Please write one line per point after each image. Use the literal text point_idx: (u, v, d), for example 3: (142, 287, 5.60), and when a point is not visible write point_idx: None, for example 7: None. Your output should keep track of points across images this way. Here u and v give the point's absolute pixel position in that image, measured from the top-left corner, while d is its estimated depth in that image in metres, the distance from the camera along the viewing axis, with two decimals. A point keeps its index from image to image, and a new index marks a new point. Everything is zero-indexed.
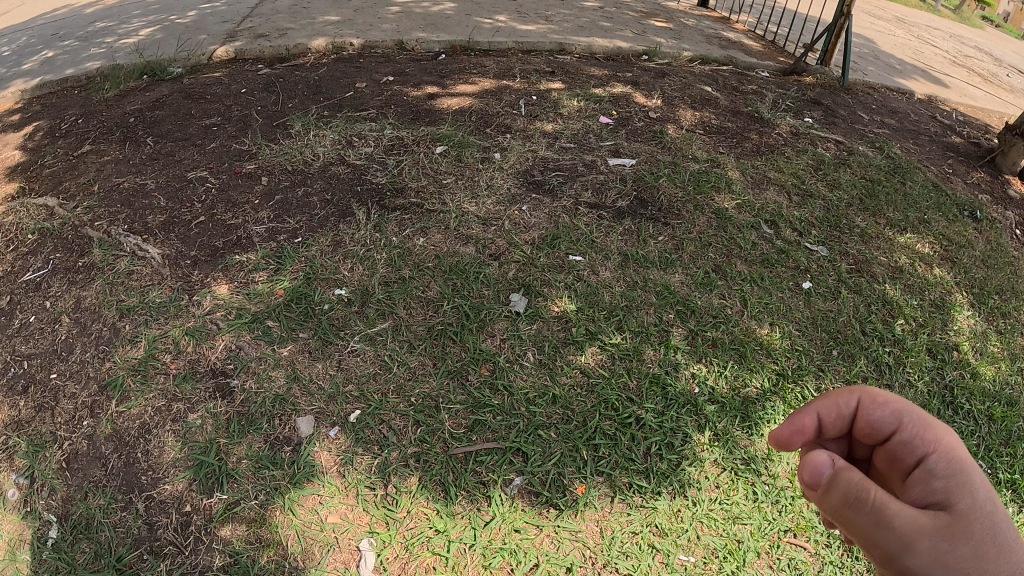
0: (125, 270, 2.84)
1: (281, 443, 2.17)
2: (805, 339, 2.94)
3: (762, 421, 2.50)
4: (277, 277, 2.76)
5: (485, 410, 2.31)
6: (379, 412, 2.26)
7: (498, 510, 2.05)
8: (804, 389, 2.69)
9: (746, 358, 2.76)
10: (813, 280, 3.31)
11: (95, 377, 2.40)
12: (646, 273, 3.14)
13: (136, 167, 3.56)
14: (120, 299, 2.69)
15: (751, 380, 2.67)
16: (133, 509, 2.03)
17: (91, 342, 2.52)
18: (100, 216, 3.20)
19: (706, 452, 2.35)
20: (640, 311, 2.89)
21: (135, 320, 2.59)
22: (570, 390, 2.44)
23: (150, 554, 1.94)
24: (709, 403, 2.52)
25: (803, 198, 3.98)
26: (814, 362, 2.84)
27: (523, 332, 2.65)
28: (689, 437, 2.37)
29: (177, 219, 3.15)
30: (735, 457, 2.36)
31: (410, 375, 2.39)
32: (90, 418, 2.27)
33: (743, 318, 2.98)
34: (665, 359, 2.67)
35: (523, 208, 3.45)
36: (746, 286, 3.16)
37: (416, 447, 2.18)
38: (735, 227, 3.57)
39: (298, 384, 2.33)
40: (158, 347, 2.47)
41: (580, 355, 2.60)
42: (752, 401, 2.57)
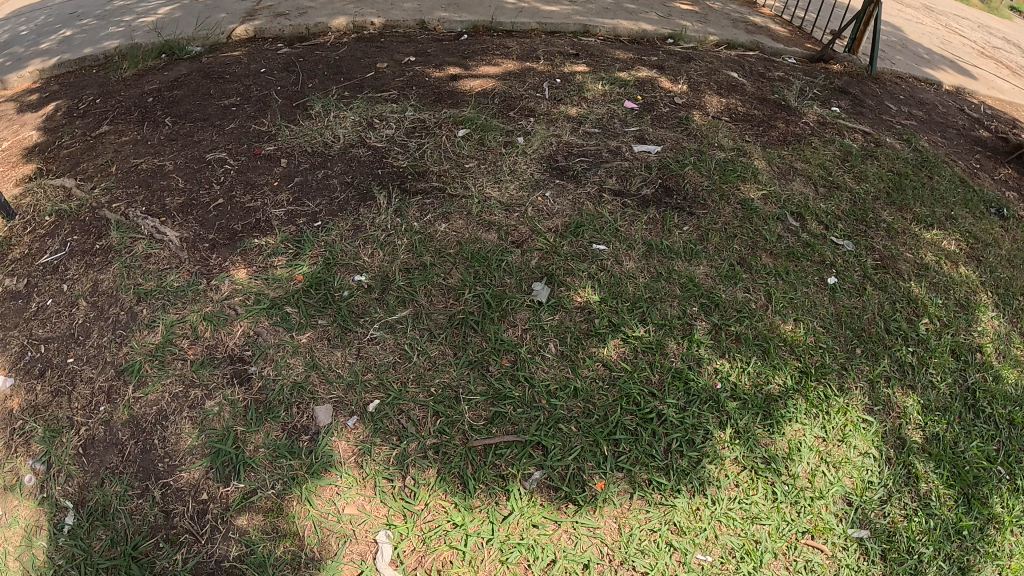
0: (142, 253, 2.82)
1: (299, 431, 2.16)
2: (829, 337, 2.88)
3: (784, 420, 2.46)
4: (296, 262, 2.73)
5: (506, 402, 2.28)
6: (398, 401, 2.23)
7: (516, 504, 2.04)
8: (828, 388, 2.64)
9: (770, 354, 2.71)
10: (839, 275, 3.24)
11: (112, 361, 2.40)
12: (670, 264, 3.09)
13: (154, 149, 3.53)
14: (138, 283, 2.67)
15: (775, 377, 2.62)
16: (150, 497, 2.04)
17: (108, 326, 2.52)
18: (117, 198, 3.18)
19: (727, 450, 2.31)
20: (663, 303, 2.84)
21: (153, 305, 2.58)
22: (592, 383, 2.40)
23: (166, 542, 1.95)
24: (732, 399, 2.47)
25: (830, 190, 3.90)
26: (837, 360, 2.79)
27: (545, 322, 2.61)
28: (710, 434, 2.33)
29: (195, 201, 3.12)
30: (756, 456, 2.32)
31: (430, 364, 2.36)
32: (107, 404, 2.27)
33: (768, 313, 2.93)
34: (688, 353, 2.62)
35: (545, 194, 3.40)
36: (771, 280, 3.11)
37: (435, 439, 2.16)
38: (761, 219, 3.51)
39: (317, 371, 2.32)
40: (175, 333, 2.46)
41: (602, 347, 2.56)
42: (775, 399, 2.53)
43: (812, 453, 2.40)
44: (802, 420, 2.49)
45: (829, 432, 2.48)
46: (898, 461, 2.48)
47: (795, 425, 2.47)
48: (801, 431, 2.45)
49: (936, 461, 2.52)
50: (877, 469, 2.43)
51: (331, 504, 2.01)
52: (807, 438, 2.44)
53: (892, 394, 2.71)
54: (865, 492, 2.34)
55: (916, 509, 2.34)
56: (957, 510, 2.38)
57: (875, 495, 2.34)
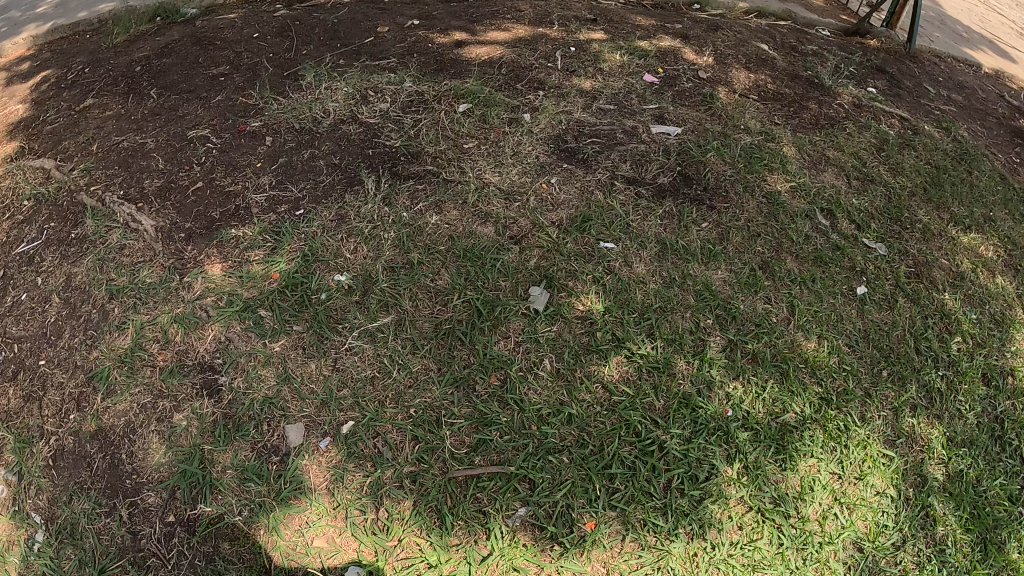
0: (117, 244, 2.65)
1: (269, 451, 2.02)
2: (854, 358, 2.66)
3: (798, 455, 2.28)
4: (275, 258, 2.55)
5: (491, 428, 2.11)
6: (375, 423, 2.07)
7: (496, 544, 1.90)
8: (848, 418, 2.44)
9: (789, 378, 2.50)
10: (869, 285, 2.99)
11: (82, 366, 2.27)
12: (684, 267, 2.85)
13: (137, 124, 3.29)
14: (111, 279, 2.51)
15: (791, 406, 2.42)
16: (117, 516, 1.94)
17: (80, 325, 2.38)
18: (96, 180, 2.98)
19: (732, 489, 2.15)
20: (672, 315, 2.62)
21: (124, 304, 2.42)
22: (589, 408, 2.23)
23: (133, 565, 1.87)
24: (742, 429, 2.29)
25: (863, 184, 3.59)
26: (862, 386, 2.56)
27: (540, 335, 2.40)
28: (715, 470, 2.17)
29: (174, 184, 2.91)
30: (763, 495, 2.16)
31: (411, 381, 2.19)
32: (77, 412, 2.16)
33: (789, 329, 2.70)
34: (696, 374, 2.43)
35: (552, 181, 3.14)
36: (795, 288, 2.87)
37: (412, 467, 2.01)
38: (787, 216, 3.24)
39: (289, 386, 2.16)
40: (145, 336, 2.32)
41: (601, 365, 2.37)
42: (791, 430, 2.34)
43: (825, 492, 2.22)
44: (818, 454, 2.31)
45: (846, 469, 2.30)
46: (917, 502, 2.29)
47: (810, 460, 2.29)
48: (815, 467, 2.28)
49: (956, 502, 2.33)
50: (893, 511, 2.25)
51: (299, 535, 1.89)
52: (821, 475, 2.26)
53: (917, 424, 2.50)
54: (878, 538, 2.17)
55: (930, 557, 2.17)
56: (974, 558, 2.21)
57: (887, 541, 2.17)
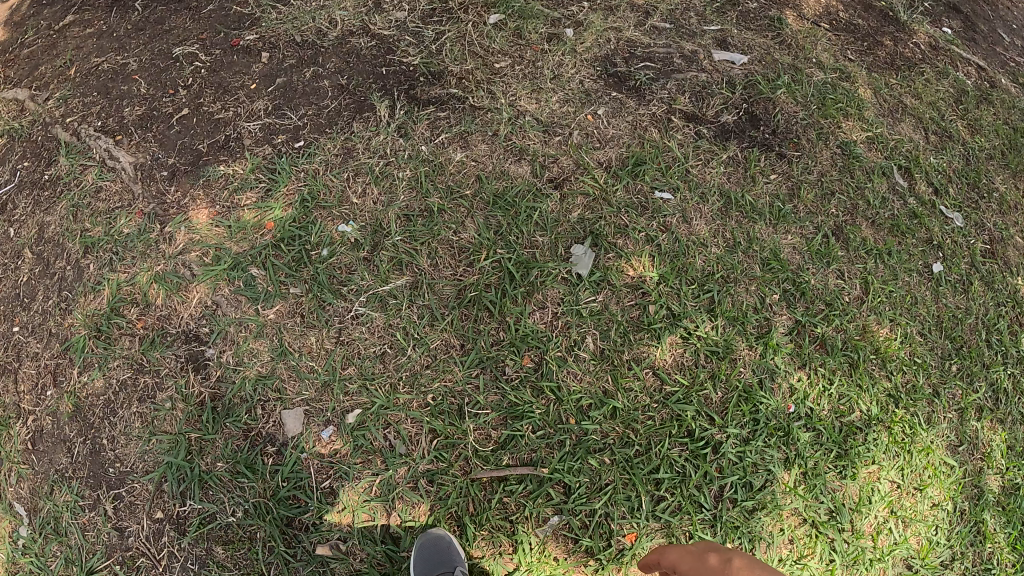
0: (92, 184, 2.42)
1: (264, 440, 1.83)
2: (926, 348, 2.29)
3: (860, 461, 2.03)
4: (269, 205, 2.26)
5: (523, 421, 1.83)
6: (385, 412, 1.80)
7: (524, 559, 1.71)
8: (914, 419, 2.14)
9: (858, 370, 2.18)
10: (945, 263, 2.55)
11: (57, 334, 2.19)
12: (750, 228, 2.42)
13: (119, 41, 2.80)
14: (85, 229, 2.34)
15: (858, 403, 2.12)
16: (101, 510, 1.97)
17: (54, 286, 2.27)
18: (72, 109, 2.62)
19: (786, 499, 1.95)
20: (735, 291, 2.24)
21: (100, 259, 2.28)
22: (635, 401, 1.94)
23: (122, 564, 1.93)
24: (804, 429, 2.04)
25: (942, 140, 3.05)
26: (930, 383, 2.23)
27: (583, 307, 2.02)
28: (771, 476, 1.95)
29: (156, 111, 2.57)
30: (818, 506, 1.96)
31: (429, 360, 1.87)
32: (54, 387, 2.12)
33: (862, 311, 2.32)
34: (760, 362, 2.12)
35: (598, 112, 2.64)
36: (871, 263, 2.45)
37: (428, 465, 1.76)
38: (863, 172, 2.75)
39: (285, 363, 1.90)
40: (121, 301, 2.20)
41: (650, 348, 2.04)
42: (855, 433, 2.07)
43: (882, 504, 2.01)
44: (879, 461, 2.06)
45: (906, 478, 2.05)
46: (971, 517, 2.06)
47: (871, 466, 2.04)
48: (876, 475, 2.04)
49: (1010, 516, 2.10)
50: (947, 527, 2.03)
51: (296, 543, 1.73)
52: (881, 484, 2.03)
53: (981, 429, 2.20)
54: (929, 556, 1.99)
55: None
56: None
57: (938, 560, 1.99)
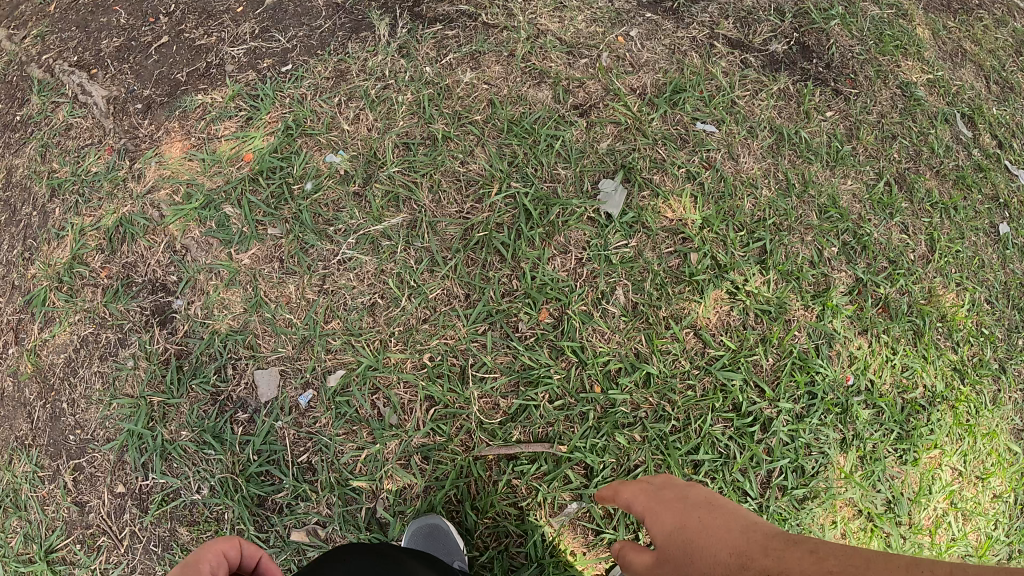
0: (62, 123, 2.07)
1: (234, 406, 1.55)
2: (996, 318, 1.92)
3: (921, 444, 1.74)
4: (249, 136, 1.95)
5: (539, 389, 1.50)
6: (373, 374, 1.48)
7: (533, 550, 1.43)
8: (980, 399, 1.81)
9: (924, 339, 1.83)
10: (1015, 224, 2.05)
11: (20, 287, 1.91)
12: (802, 172, 1.98)
13: None
14: (52, 171, 2.01)
15: (922, 377, 1.80)
16: (61, 483, 1.73)
17: (19, 233, 1.97)
18: (49, 48, 2.18)
19: (841, 487, 1.68)
20: (786, 246, 1.86)
21: (65, 203, 1.97)
22: (671, 367, 1.63)
23: (83, 544, 1.69)
24: (863, 406, 1.74)
25: (1006, 91, 2.28)
26: (997, 356, 1.88)
27: (612, 253, 1.66)
28: (825, 461, 1.68)
29: (135, 43, 2.15)
30: (875, 496, 1.69)
31: (428, 314, 1.53)
32: (15, 346, 1.86)
33: (927, 273, 1.92)
34: (815, 325, 1.79)
35: (631, 34, 2.11)
36: (936, 218, 1.99)
37: (422, 439, 1.46)
38: (925, 118, 2.14)
39: (259, 316, 1.59)
40: (85, 248, 1.91)
41: (693, 304, 1.70)
42: (917, 413, 1.76)
43: (943, 494, 1.72)
44: (942, 445, 1.75)
45: (969, 466, 1.75)
46: None
47: (933, 451, 1.74)
48: (937, 460, 1.74)
49: None
50: (1008, 521, 1.75)
51: (268, 527, 1.45)
52: (943, 472, 1.74)
53: None
54: (987, 554, 1.71)
55: None
56: None
57: (998, 558, 1.71)
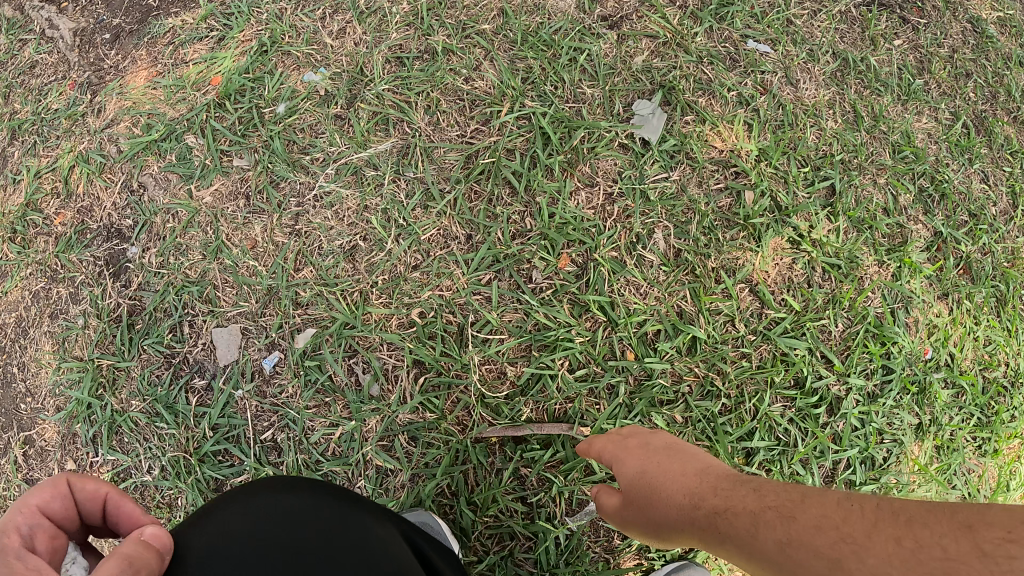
0: (27, 62, 1.73)
1: (191, 371, 1.27)
2: None
3: (1004, 433, 1.39)
4: (218, 58, 1.64)
5: (557, 356, 1.20)
6: (352, 333, 1.20)
7: (544, 556, 1.15)
8: None
9: (1004, 309, 1.46)
10: None
11: None
12: (871, 105, 1.55)
13: None
14: (13, 112, 1.69)
15: (1005, 353, 1.43)
16: (12, 458, 1.48)
17: None
18: None
19: (915, 484, 1.36)
20: (854, 185, 1.49)
21: (24, 146, 1.66)
22: (724, 333, 1.31)
23: None
24: (941, 385, 1.40)
25: None
26: None
27: (650, 187, 1.32)
28: (896, 451, 1.36)
29: None
30: (950, 494, 1.37)
31: (419, 260, 1.24)
32: None
33: (1009, 231, 1.51)
34: (891, 285, 1.44)
35: None
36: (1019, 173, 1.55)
37: (409, 415, 1.17)
38: (1000, 58, 1.63)
39: (219, 264, 1.30)
40: (39, 192, 1.61)
41: (749, 254, 1.39)
42: (1000, 395, 1.41)
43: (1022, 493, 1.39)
44: None
45: None
46: None
47: (1014, 441, 1.40)
48: (1017, 453, 1.40)
49: None
50: None
51: None
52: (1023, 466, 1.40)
53: None
54: None
55: None
56: None
57: None
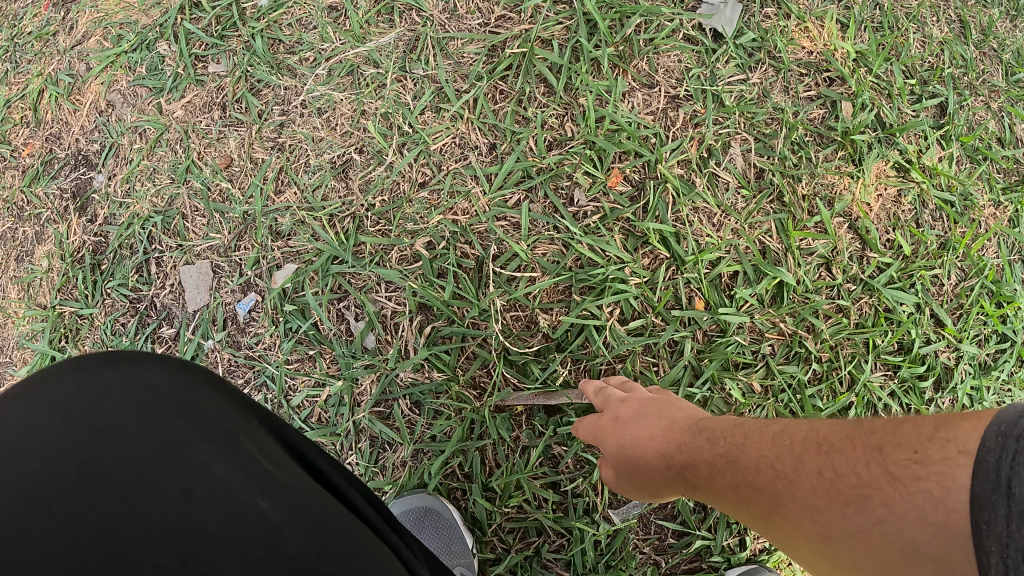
0: None
1: (158, 317, 1.03)
2: None
3: None
4: None
5: (603, 302, 0.93)
6: (344, 269, 0.96)
7: (579, 556, 0.90)
8: None
9: None
10: None
11: None
12: (978, 16, 1.16)
13: None
14: None
15: None
16: None
17: None
18: None
19: None
20: (964, 107, 1.13)
21: None
22: (815, 280, 1.02)
23: None
24: None
25: None
26: None
27: (724, 90, 1.03)
28: None
29: None
30: None
31: (429, 177, 0.98)
32: None
33: None
34: (1012, 232, 1.09)
35: None
36: None
37: (412, 375, 0.93)
38: None
39: (189, 188, 1.05)
40: (5, 121, 1.16)
41: (847, 179, 1.08)
42: None
43: None
44: None
45: None
46: None
47: None
48: None
49: None
50: None
51: None
52: None
53: None
54: None
55: None
56: None
57: None
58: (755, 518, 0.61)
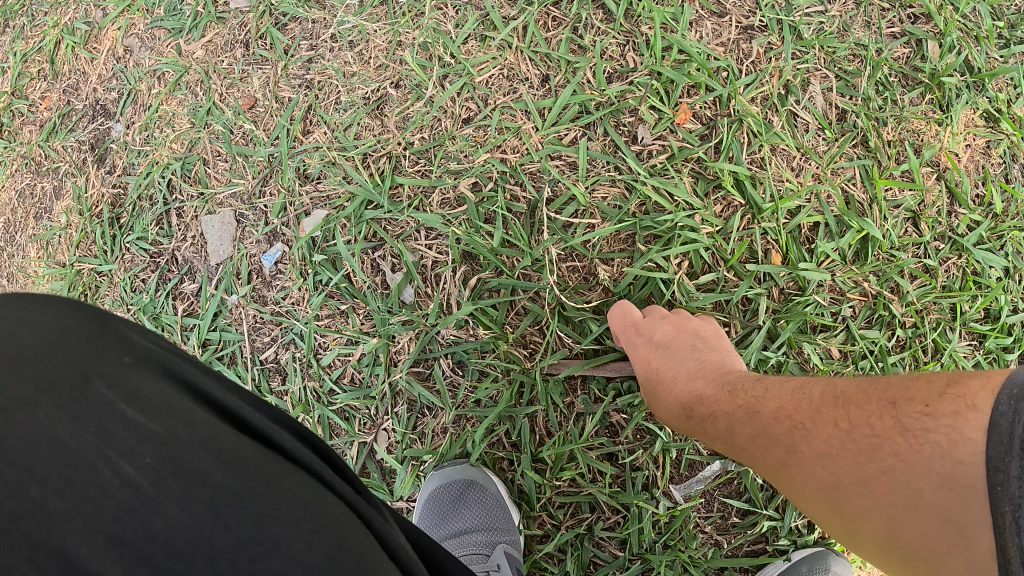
0: None
1: (179, 272, 0.95)
2: None
3: None
4: None
5: (671, 253, 0.84)
6: (381, 215, 0.88)
7: (632, 534, 0.82)
8: None
9: None
10: None
11: None
12: None
13: None
14: None
15: None
16: None
17: None
18: None
19: None
20: None
21: None
22: (900, 234, 0.89)
23: None
24: None
25: None
26: None
27: (802, 21, 0.92)
28: None
29: None
30: None
31: (475, 115, 0.89)
32: None
33: None
34: None
35: None
36: None
37: (455, 332, 0.85)
38: None
39: (211, 132, 0.97)
40: (22, 75, 1.09)
41: (935, 126, 0.91)
42: None
43: None
44: None
45: None
46: None
47: None
48: None
49: None
50: None
51: None
52: None
53: None
54: None
55: None
56: None
57: None
58: (762, 470, 0.61)
